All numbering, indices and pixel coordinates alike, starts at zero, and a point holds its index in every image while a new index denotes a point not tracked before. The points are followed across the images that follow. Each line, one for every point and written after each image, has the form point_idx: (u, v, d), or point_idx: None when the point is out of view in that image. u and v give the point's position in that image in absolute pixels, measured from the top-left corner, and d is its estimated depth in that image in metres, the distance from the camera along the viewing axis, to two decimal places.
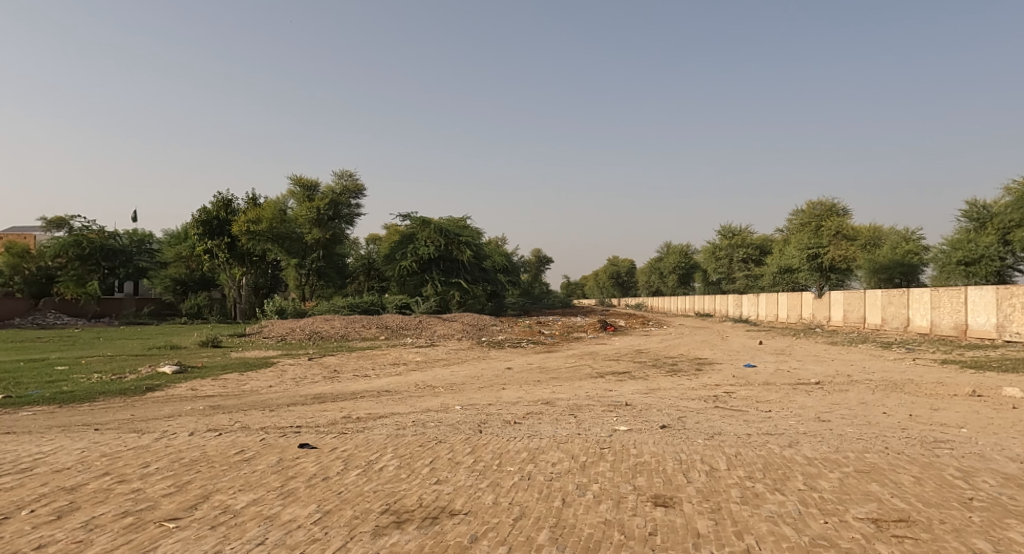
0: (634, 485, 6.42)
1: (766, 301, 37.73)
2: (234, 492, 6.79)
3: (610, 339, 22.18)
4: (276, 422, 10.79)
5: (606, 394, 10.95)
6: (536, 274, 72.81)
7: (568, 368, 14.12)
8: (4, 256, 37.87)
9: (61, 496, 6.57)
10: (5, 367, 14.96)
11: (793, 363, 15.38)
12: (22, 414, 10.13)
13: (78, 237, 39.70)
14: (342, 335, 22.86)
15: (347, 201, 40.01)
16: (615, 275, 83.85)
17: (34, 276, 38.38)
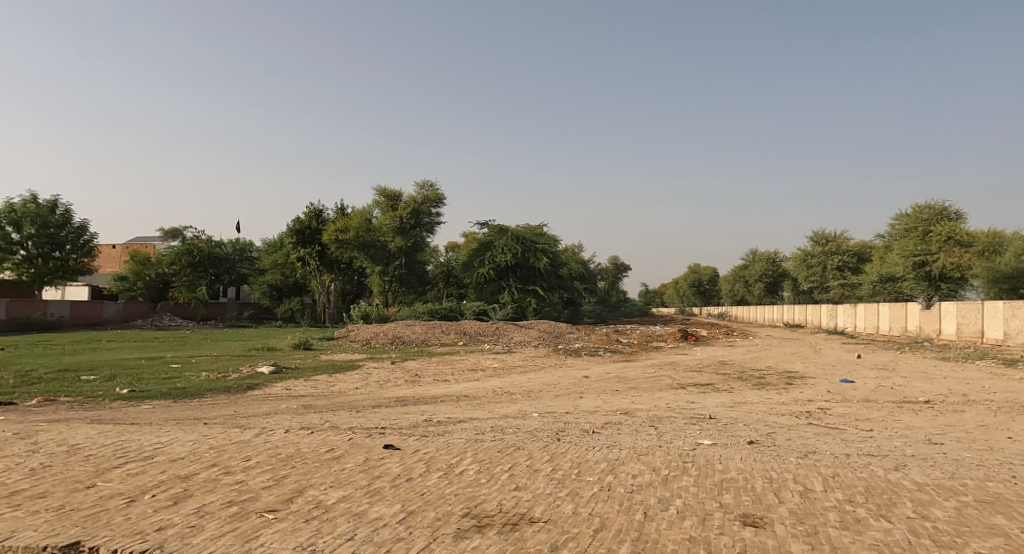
0: (720, 502, 6.32)
1: (864, 313, 35.90)
2: (325, 488, 7.17)
3: (691, 349, 21.68)
4: (362, 423, 11.26)
5: (689, 406, 10.79)
6: (613, 282, 72.24)
7: (648, 378, 13.96)
8: (128, 264, 41.74)
9: (176, 483, 7.13)
10: (128, 363, 16.39)
11: (898, 380, 14.59)
12: (142, 406, 11.07)
13: (190, 245, 42.60)
14: (422, 340, 23.46)
15: (427, 210, 40.71)
16: (697, 283, 81.72)
17: (153, 282, 42.09)
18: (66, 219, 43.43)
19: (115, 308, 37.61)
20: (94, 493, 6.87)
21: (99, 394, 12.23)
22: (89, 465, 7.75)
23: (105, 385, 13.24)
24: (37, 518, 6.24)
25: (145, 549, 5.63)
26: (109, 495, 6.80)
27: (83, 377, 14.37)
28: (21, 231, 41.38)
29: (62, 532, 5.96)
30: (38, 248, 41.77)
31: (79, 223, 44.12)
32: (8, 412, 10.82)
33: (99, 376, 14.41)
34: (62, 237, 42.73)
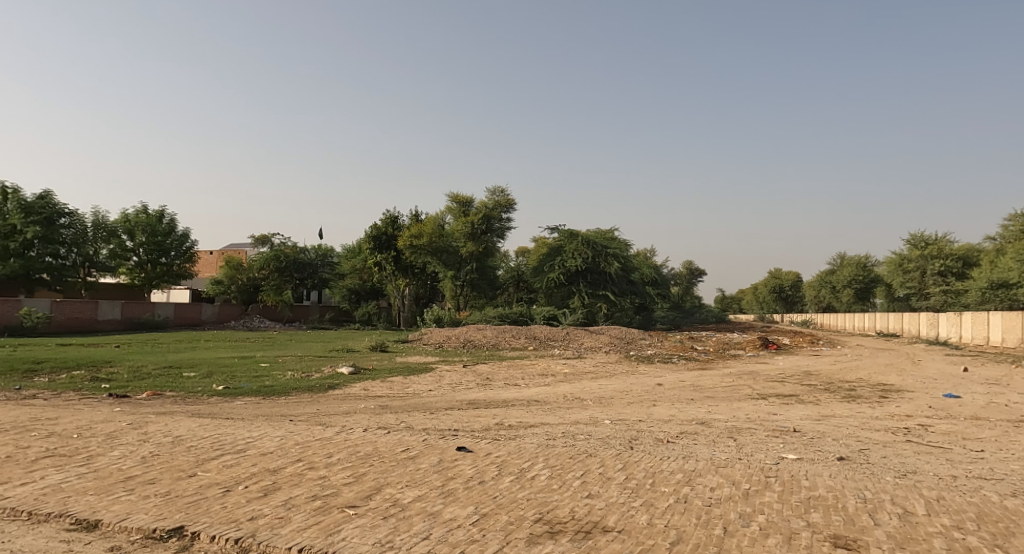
0: (807, 521, 6.13)
1: (971, 323, 33.70)
2: (402, 487, 7.41)
3: (771, 358, 20.97)
4: (435, 424, 11.53)
5: (770, 418, 10.49)
6: (688, 287, 70.86)
7: (726, 388, 13.63)
8: (223, 269, 43.89)
9: (266, 476, 7.55)
10: (221, 362, 17.42)
11: (1008, 397, 13.66)
12: (235, 402, 11.76)
13: (277, 251, 44.77)
14: (493, 344, 23.76)
15: (499, 215, 40.67)
16: (778, 289, 78.98)
17: (244, 285, 44.16)
18: (172, 228, 46.35)
19: (212, 310, 40.25)
20: (195, 481, 7.39)
21: (199, 390, 13.06)
22: (189, 455, 8.33)
23: (203, 381, 14.11)
24: (146, 503, 6.78)
25: (238, 536, 6.01)
26: (208, 484, 7.29)
27: (183, 374, 15.38)
28: (133, 239, 44.78)
29: (168, 516, 6.45)
30: (147, 255, 45.19)
31: (183, 230, 47.20)
32: (119, 404, 11.72)
33: (197, 373, 15.41)
34: (168, 244, 45.94)
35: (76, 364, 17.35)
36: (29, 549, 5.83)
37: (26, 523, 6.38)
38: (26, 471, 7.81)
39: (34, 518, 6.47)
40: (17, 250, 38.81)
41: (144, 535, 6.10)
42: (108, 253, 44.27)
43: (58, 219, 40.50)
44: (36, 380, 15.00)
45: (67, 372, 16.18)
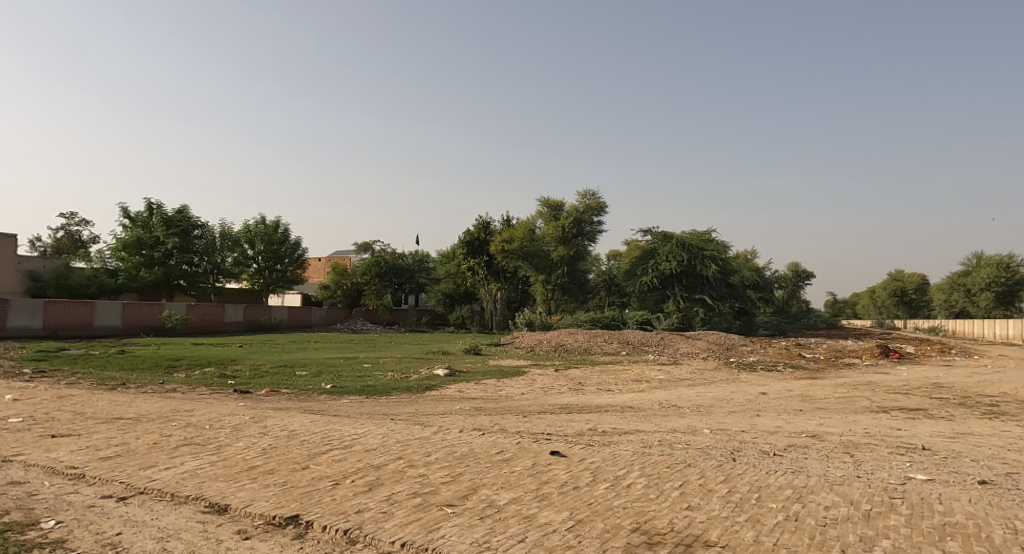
0: (940, 549, 5.64)
1: None
2: (497, 489, 7.45)
3: (890, 368, 19.56)
4: (529, 428, 11.53)
5: (892, 433, 9.78)
6: (794, 291, 67.58)
7: (838, 399, 12.83)
8: (329, 274, 46.04)
9: (370, 472, 7.82)
10: (329, 362, 18.31)
11: None
12: (341, 400, 12.28)
13: (378, 257, 46.68)
14: (585, 348, 23.57)
15: (590, 219, 40.49)
16: (899, 292, 73.91)
17: (349, 290, 45.86)
18: (286, 237, 49.31)
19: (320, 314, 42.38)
20: (308, 474, 7.77)
21: (310, 388, 13.76)
22: (303, 449, 8.77)
23: (313, 380, 14.82)
24: (266, 491, 7.18)
25: (347, 528, 6.23)
26: (319, 477, 7.64)
27: (297, 372, 16.25)
28: (253, 248, 48.03)
29: (285, 505, 6.80)
30: (265, 262, 48.31)
31: (296, 239, 50.25)
32: (243, 399, 12.52)
33: (308, 372, 16.24)
34: (284, 252, 48.83)
35: (205, 362, 18.73)
36: (170, 527, 6.31)
37: (169, 503, 6.92)
38: (168, 457, 8.49)
39: (175, 499, 7.01)
40: (160, 259, 42.63)
41: (266, 521, 6.46)
42: (233, 261, 47.59)
43: (193, 231, 44.07)
44: (174, 375, 16.37)
45: (198, 368, 17.55)
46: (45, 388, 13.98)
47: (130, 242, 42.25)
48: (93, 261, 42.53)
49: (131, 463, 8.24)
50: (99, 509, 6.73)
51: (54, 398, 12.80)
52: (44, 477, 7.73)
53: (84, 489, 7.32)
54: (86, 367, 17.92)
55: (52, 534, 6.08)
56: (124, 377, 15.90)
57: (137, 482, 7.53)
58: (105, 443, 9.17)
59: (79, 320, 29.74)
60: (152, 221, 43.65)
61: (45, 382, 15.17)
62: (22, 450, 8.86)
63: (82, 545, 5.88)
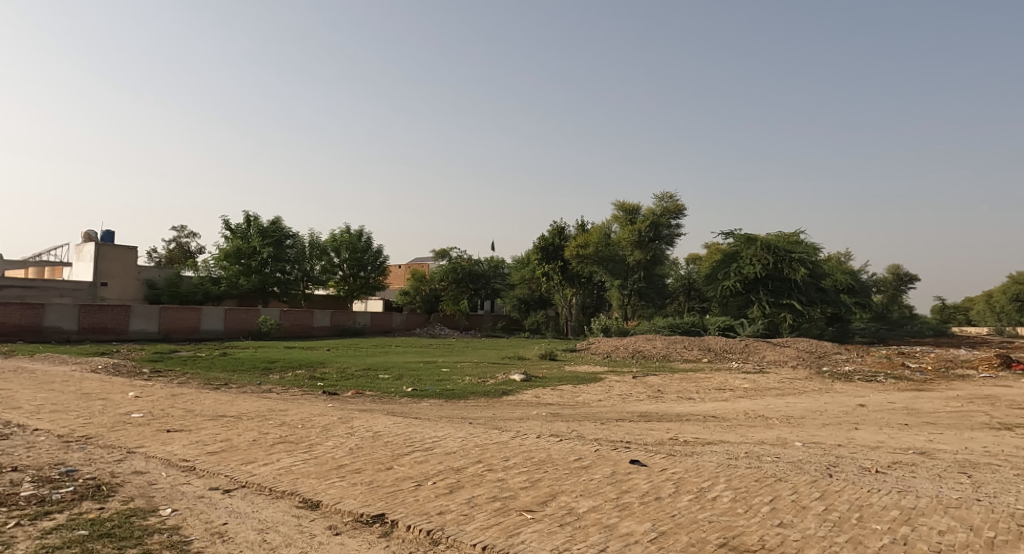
0: None
1: None
2: (576, 496, 7.25)
3: (1008, 380, 17.92)
4: (607, 435, 11.26)
5: (1015, 453, 8.89)
6: (895, 296, 63.55)
7: (950, 414, 11.83)
8: (409, 280, 47.21)
9: (451, 475, 7.79)
10: (409, 365, 18.62)
11: None
12: (420, 403, 12.41)
13: (455, 264, 47.41)
14: (664, 355, 22.96)
15: (667, 222, 39.63)
16: (1021, 297, 68.15)
17: (427, 296, 46.88)
18: (368, 245, 50.74)
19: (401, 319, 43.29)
20: (392, 474, 7.83)
21: (392, 391, 13.99)
22: (387, 449, 8.88)
23: (395, 383, 15.11)
24: (355, 489, 7.29)
25: (430, 528, 6.21)
26: (403, 477, 7.70)
27: (379, 375, 16.59)
28: (339, 256, 49.71)
29: (371, 503, 6.86)
30: (350, 269, 49.90)
31: (378, 247, 51.70)
32: (330, 400, 12.86)
33: (390, 375, 16.55)
34: (367, 260, 50.26)
35: (298, 364, 19.46)
36: (268, 520, 6.47)
37: (268, 497, 7.12)
38: (266, 453, 8.79)
39: (273, 494, 7.22)
40: (256, 268, 44.88)
41: (354, 518, 6.53)
42: (321, 269, 49.41)
43: (286, 241, 46.27)
44: (269, 376, 17.10)
45: (290, 370, 18.24)
46: (158, 386, 14.89)
47: (231, 252, 44.74)
48: (198, 270, 45.15)
49: (234, 458, 8.57)
50: (208, 500, 7.00)
51: (167, 395, 13.59)
52: (162, 468, 8.15)
53: (195, 480, 7.66)
54: (194, 367, 19.01)
55: (166, 521, 6.36)
56: (227, 378, 16.71)
57: (240, 475, 7.81)
58: (211, 439, 9.60)
59: (188, 324, 31.66)
60: (249, 232, 46.02)
61: (158, 381, 16.16)
62: (142, 442, 9.40)
63: (194, 532, 6.12)
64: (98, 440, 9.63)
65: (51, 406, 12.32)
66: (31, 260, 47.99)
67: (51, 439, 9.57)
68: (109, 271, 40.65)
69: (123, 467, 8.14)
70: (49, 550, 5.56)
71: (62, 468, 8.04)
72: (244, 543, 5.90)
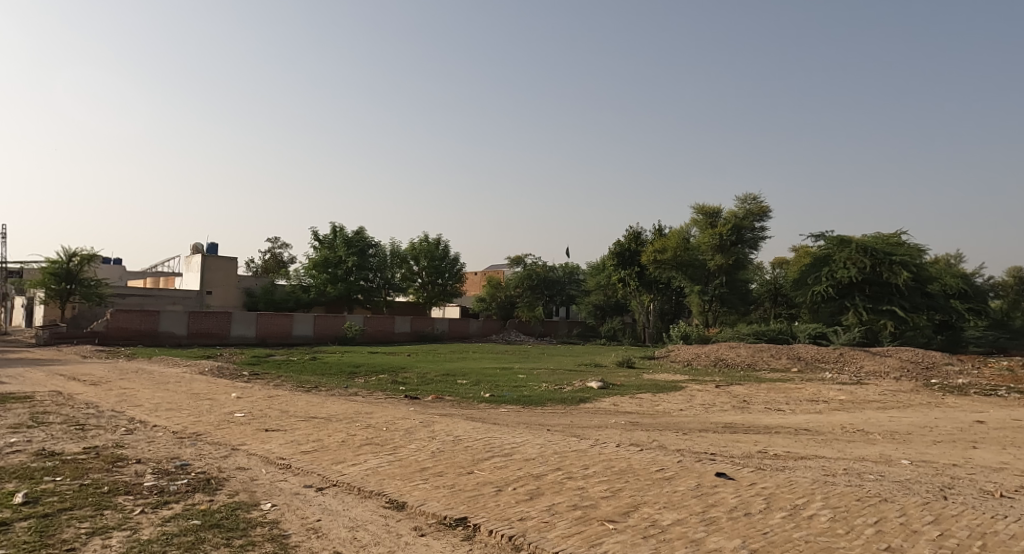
0: None
1: None
2: (660, 508, 6.95)
3: None
4: (691, 446, 10.81)
5: None
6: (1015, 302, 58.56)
7: None
8: (485, 287, 47.62)
9: (531, 482, 7.65)
10: (486, 371, 18.63)
11: None
12: (499, 409, 12.36)
13: (529, 271, 47.49)
14: (749, 364, 22.02)
15: (750, 224, 38.11)
16: None
17: (502, 303, 47.14)
18: (446, 252, 51.52)
19: (477, 326, 43.65)
20: (473, 478, 7.76)
21: (471, 396, 13.99)
22: (468, 454, 8.82)
23: (473, 388, 15.12)
24: (438, 492, 7.25)
25: (512, 534, 6.07)
26: (484, 482, 7.61)
27: (458, 381, 16.68)
28: (418, 264, 50.77)
29: (455, 507, 6.81)
30: (428, 277, 50.82)
31: (456, 255, 52.42)
32: (412, 404, 13.00)
33: (469, 381, 16.58)
34: (445, 267, 51.02)
35: (382, 369, 19.84)
36: (358, 519, 6.51)
37: (357, 496, 7.20)
38: (354, 454, 8.91)
39: (362, 493, 7.29)
40: (342, 276, 46.44)
41: (438, 520, 6.49)
42: (401, 276, 50.59)
43: (369, 250, 47.65)
44: (354, 380, 17.50)
45: (374, 374, 18.62)
46: (256, 388, 15.53)
47: (319, 261, 46.48)
48: (290, 279, 47.16)
49: (325, 458, 8.74)
50: (303, 496, 7.14)
51: (264, 396, 14.13)
52: (261, 465, 8.40)
53: (291, 478, 7.86)
54: (287, 370, 19.78)
55: (268, 515, 6.51)
56: (317, 381, 17.24)
57: (331, 474, 7.94)
58: (305, 439, 9.86)
59: (281, 330, 33.01)
60: (335, 241, 47.63)
61: (255, 383, 16.88)
62: (243, 440, 9.77)
63: (291, 526, 6.23)
64: (206, 436, 10.08)
65: (165, 404, 13.05)
66: (148, 272, 51.81)
67: (166, 435, 10.10)
68: (213, 280, 43.07)
69: (228, 463, 8.44)
70: (168, 537, 5.78)
71: (176, 461, 8.43)
72: (336, 540, 5.94)
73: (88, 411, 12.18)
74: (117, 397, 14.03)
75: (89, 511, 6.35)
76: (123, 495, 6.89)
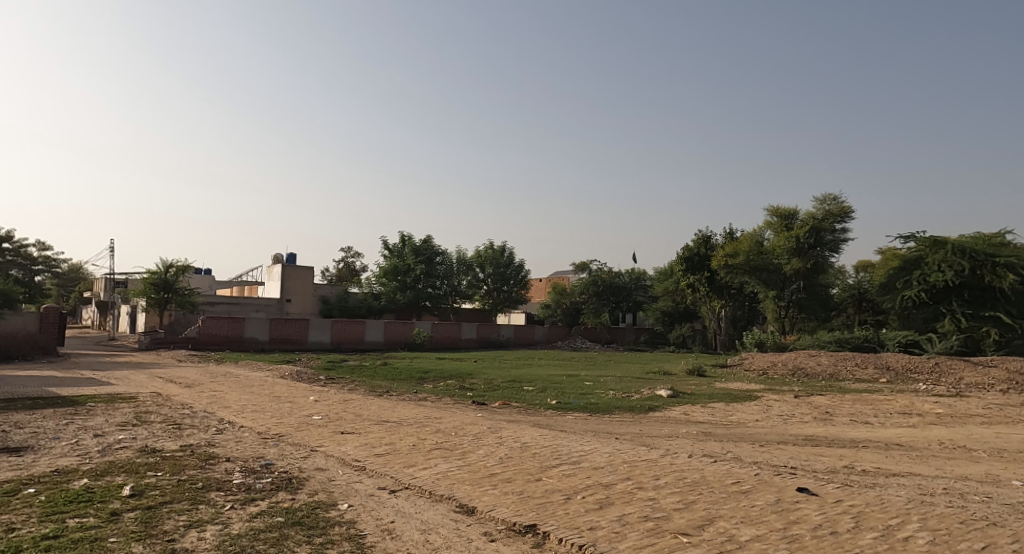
0: None
1: None
2: (737, 522, 6.52)
3: None
4: (769, 459, 10.21)
5: None
6: None
7: None
8: (550, 293, 47.41)
9: (600, 491, 7.34)
10: (552, 378, 18.37)
11: None
12: (566, 416, 12.08)
13: (595, 277, 46.77)
14: (831, 374, 20.84)
15: (831, 226, 36.20)
16: None
17: (568, 309, 46.85)
18: (510, 260, 51.70)
19: (542, 332, 43.45)
20: (542, 485, 7.53)
21: (538, 403, 13.77)
22: (536, 461, 8.59)
23: (540, 395, 14.90)
24: (507, 498, 7.05)
25: (583, 543, 5.80)
26: (552, 490, 7.36)
27: (524, 387, 16.49)
28: (483, 271, 51.13)
29: (524, 513, 6.59)
30: (493, 285, 51.06)
31: (521, 262, 52.42)
32: (480, 410, 12.89)
33: (535, 387, 16.36)
34: (509, 274, 51.23)
35: (450, 375, 19.86)
36: (430, 522, 6.39)
37: (428, 499, 7.09)
38: (425, 458, 8.83)
39: (433, 496, 7.18)
40: (411, 283, 47.16)
41: (508, 526, 6.28)
42: (467, 283, 50.96)
43: (435, 258, 48.34)
44: (422, 385, 17.59)
45: (443, 380, 18.66)
46: (332, 392, 15.81)
47: (389, 270, 47.33)
48: (361, 287, 48.15)
49: (397, 461, 8.70)
50: (377, 498, 7.08)
51: (340, 400, 14.35)
52: (338, 466, 8.43)
53: (366, 479, 7.83)
54: (360, 375, 20.11)
55: (345, 515, 6.48)
56: (387, 386, 17.44)
57: (404, 477, 7.88)
58: (378, 442, 9.87)
59: (354, 335, 33.74)
60: (404, 250, 48.43)
61: (331, 386, 17.20)
62: (321, 442, 9.87)
63: (367, 527, 6.16)
64: (288, 437, 10.26)
65: (250, 406, 13.43)
66: (233, 282, 54.25)
67: (252, 435, 10.35)
68: (292, 288, 44.50)
69: (308, 463, 8.52)
70: (254, 532, 5.82)
71: (261, 461, 8.58)
72: (410, 542, 5.83)
73: (183, 411, 12.66)
74: (210, 398, 14.58)
75: (186, 505, 6.48)
76: (215, 491, 7.02)
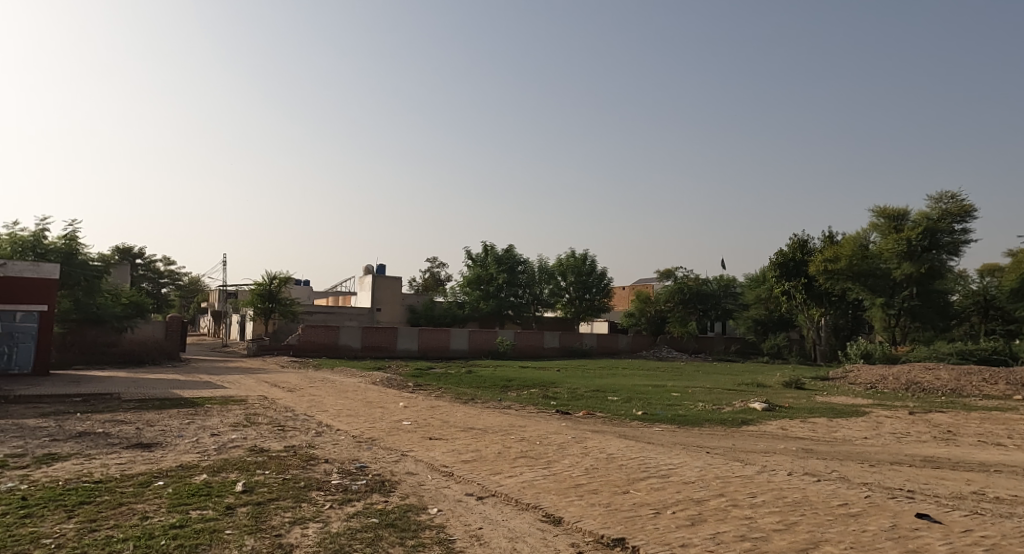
0: None
1: None
2: (846, 548, 5.75)
3: None
4: (880, 480, 9.19)
5: None
6: None
7: None
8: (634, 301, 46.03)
9: (691, 507, 6.73)
10: (638, 389, 17.64)
11: None
12: (653, 428, 11.43)
13: (681, 284, 45.15)
14: (953, 390, 18.93)
15: (948, 227, 33.11)
16: None
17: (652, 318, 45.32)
18: (593, 267, 50.94)
19: (627, 342, 42.45)
20: (629, 498, 7.00)
21: (623, 413, 13.17)
22: (622, 473, 8.06)
23: (624, 405, 14.28)
24: (593, 510, 6.58)
25: None
26: (640, 503, 6.82)
27: (609, 397, 15.89)
28: (565, 279, 50.64)
29: (611, 526, 6.10)
30: (576, 293, 50.46)
31: (603, 270, 51.56)
32: (564, 419, 12.44)
33: (620, 398, 15.72)
34: (593, 282, 50.47)
35: (534, 384, 19.51)
36: (517, 530, 6.02)
37: (515, 508, 6.72)
38: (510, 466, 8.48)
39: (520, 505, 6.80)
40: (494, 292, 47.38)
41: (595, 538, 5.82)
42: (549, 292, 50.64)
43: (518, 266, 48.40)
44: (506, 393, 17.32)
45: (528, 389, 18.33)
46: (421, 398, 15.82)
47: (472, 279, 47.84)
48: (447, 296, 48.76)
49: (482, 468, 8.39)
50: (465, 504, 6.79)
51: (427, 406, 14.30)
52: (427, 471, 8.23)
53: (454, 485, 7.57)
54: (447, 382, 20.12)
55: (434, 519, 6.20)
56: (472, 393, 17.30)
57: (490, 484, 7.56)
58: (464, 449, 9.62)
59: (440, 343, 34.06)
60: (487, 260, 48.83)
61: (420, 393, 17.25)
62: (411, 447, 9.73)
63: (456, 532, 5.86)
64: (381, 441, 10.20)
65: (345, 411, 13.58)
66: (330, 293, 56.40)
67: (348, 438, 10.37)
68: (382, 298, 45.69)
69: (399, 467, 8.36)
70: (352, 531, 5.64)
71: (357, 463, 8.50)
72: (499, 549, 5.48)
73: (289, 414, 12.92)
74: (309, 402, 14.91)
75: (291, 502, 6.41)
76: (317, 490, 6.95)
